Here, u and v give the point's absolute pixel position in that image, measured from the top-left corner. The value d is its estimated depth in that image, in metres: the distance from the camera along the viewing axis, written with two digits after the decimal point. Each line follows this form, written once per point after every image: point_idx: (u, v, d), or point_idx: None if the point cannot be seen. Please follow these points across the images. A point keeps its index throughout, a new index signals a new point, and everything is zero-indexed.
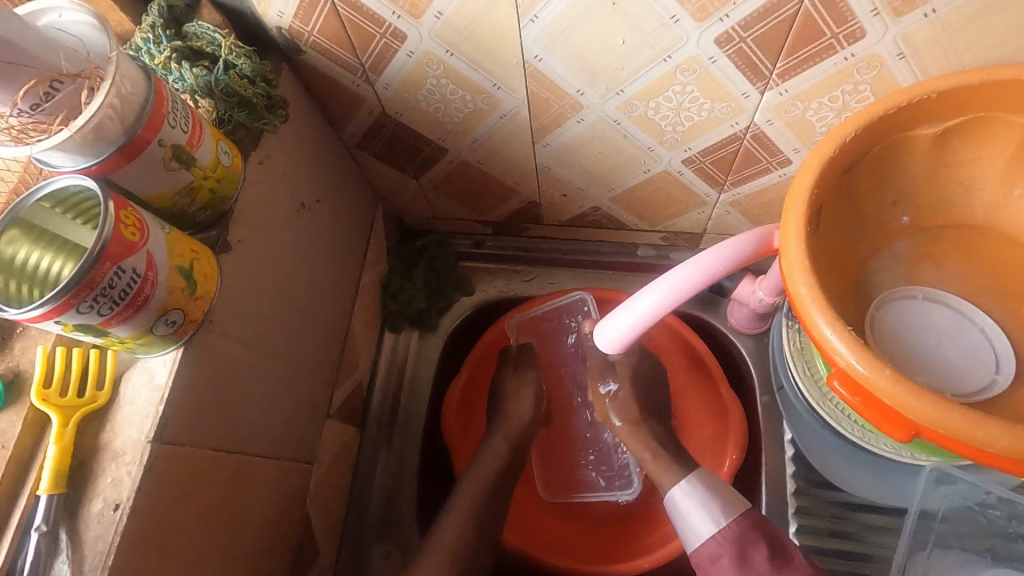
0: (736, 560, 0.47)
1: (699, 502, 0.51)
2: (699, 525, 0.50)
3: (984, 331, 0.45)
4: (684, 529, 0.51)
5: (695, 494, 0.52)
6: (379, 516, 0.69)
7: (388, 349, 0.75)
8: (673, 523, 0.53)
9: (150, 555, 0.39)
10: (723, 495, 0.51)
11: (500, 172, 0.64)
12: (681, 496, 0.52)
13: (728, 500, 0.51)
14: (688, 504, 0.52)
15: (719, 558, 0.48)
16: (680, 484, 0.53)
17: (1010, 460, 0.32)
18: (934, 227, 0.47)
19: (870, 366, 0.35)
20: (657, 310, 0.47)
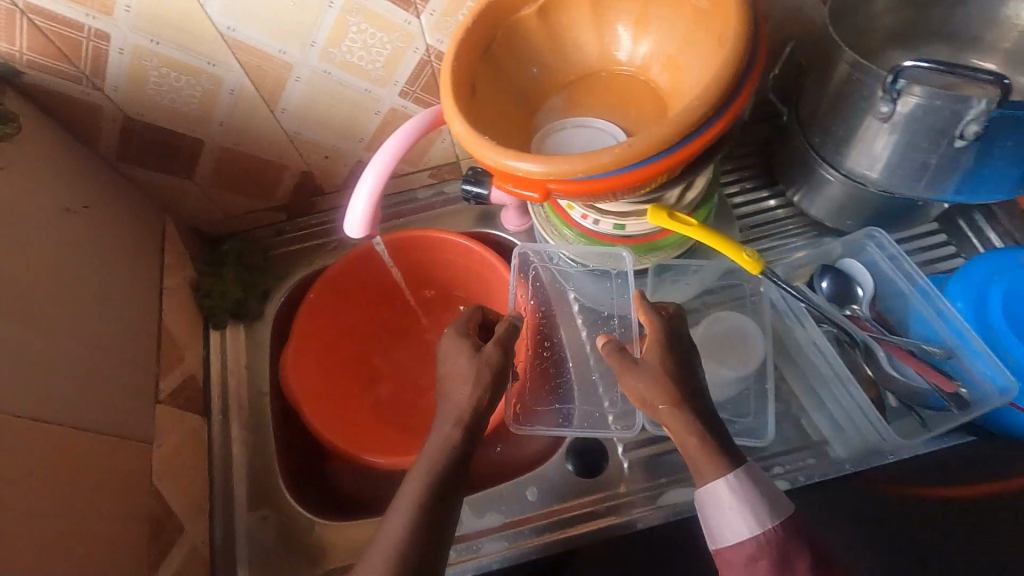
0: (776, 561, 0.50)
1: (743, 503, 0.52)
2: (739, 528, 0.52)
3: (604, 129, 0.60)
4: (719, 520, 0.53)
5: (739, 492, 0.52)
6: (249, 488, 0.73)
7: (217, 344, 0.80)
8: (710, 519, 0.53)
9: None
10: (766, 499, 0.52)
11: (259, 150, 0.74)
12: (726, 491, 0.53)
13: (774, 504, 0.52)
14: (733, 504, 0.52)
15: (754, 561, 0.50)
16: (726, 478, 0.53)
17: (593, 180, 0.47)
18: (570, 82, 0.64)
19: (501, 154, 0.49)
20: (376, 186, 0.57)
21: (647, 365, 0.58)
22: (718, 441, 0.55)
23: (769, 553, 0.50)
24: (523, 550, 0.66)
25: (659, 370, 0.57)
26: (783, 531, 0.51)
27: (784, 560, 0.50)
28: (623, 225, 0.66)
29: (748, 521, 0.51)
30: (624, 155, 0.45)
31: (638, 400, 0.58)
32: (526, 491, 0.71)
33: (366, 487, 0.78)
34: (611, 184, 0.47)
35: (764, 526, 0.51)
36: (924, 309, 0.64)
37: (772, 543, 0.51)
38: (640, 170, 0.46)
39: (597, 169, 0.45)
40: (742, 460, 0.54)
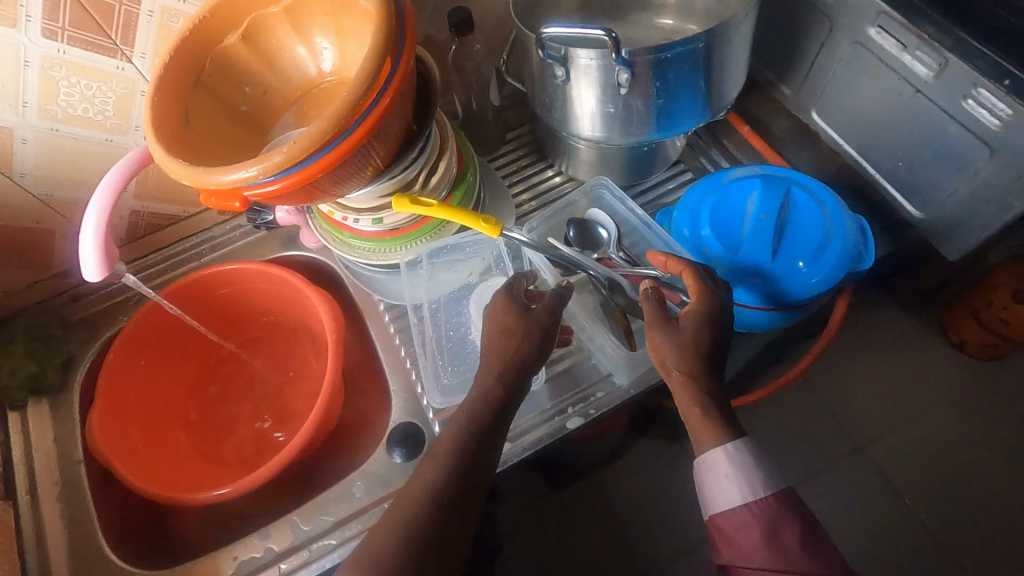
0: (764, 530, 0.59)
1: (736, 473, 0.61)
2: (733, 495, 0.61)
3: None
4: (716, 485, 0.62)
5: (734, 463, 0.61)
6: (70, 561, 0.71)
7: (17, 425, 0.77)
8: (708, 482, 0.62)
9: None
10: (762, 475, 0.61)
11: (16, 220, 0.73)
12: (722, 461, 0.61)
13: (768, 479, 0.61)
14: (725, 472, 0.61)
15: (747, 527, 0.59)
16: (726, 448, 0.61)
17: (277, 180, 0.51)
18: (297, 98, 0.68)
19: (192, 173, 0.52)
20: (100, 223, 0.58)
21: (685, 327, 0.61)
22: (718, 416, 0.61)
23: (762, 520, 0.59)
24: (351, 542, 0.70)
25: (688, 336, 0.61)
26: (779, 500, 0.60)
27: (772, 531, 0.58)
28: (381, 218, 0.71)
29: (742, 491, 0.60)
30: (295, 154, 0.50)
31: (659, 360, 0.62)
32: (354, 488, 0.73)
33: (209, 530, 0.79)
34: (297, 181, 0.52)
35: (758, 494, 0.60)
36: (654, 237, 0.75)
37: (764, 513, 0.60)
38: (317, 164, 0.51)
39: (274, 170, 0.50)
40: (742, 434, 0.61)
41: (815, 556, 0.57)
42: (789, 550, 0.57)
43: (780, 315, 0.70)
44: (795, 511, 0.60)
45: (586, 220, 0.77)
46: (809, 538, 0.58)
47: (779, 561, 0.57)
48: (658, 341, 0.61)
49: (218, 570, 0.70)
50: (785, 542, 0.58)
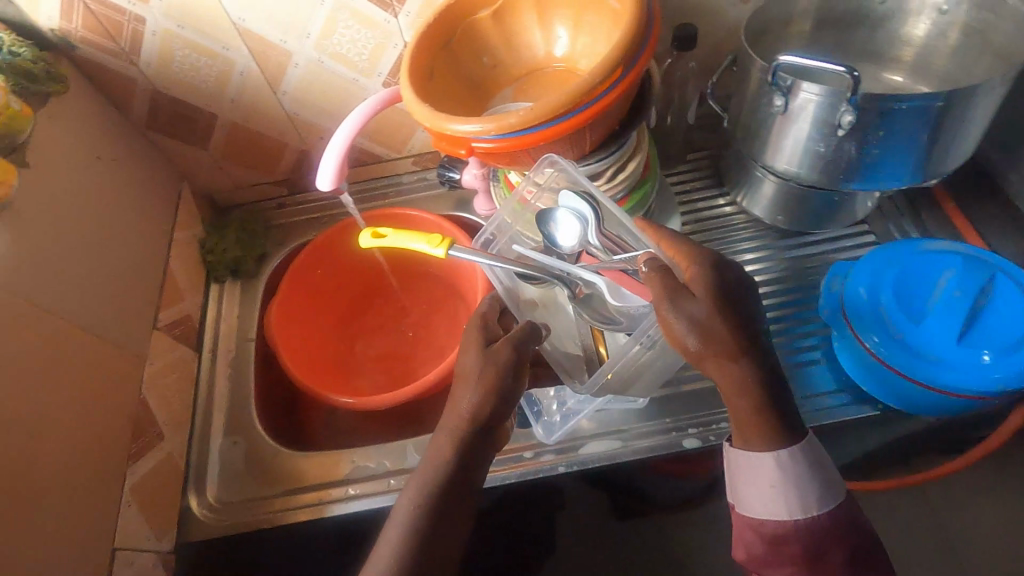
0: (808, 551, 0.54)
1: (790, 485, 0.54)
2: (777, 508, 0.55)
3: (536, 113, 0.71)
4: (750, 489, 0.56)
5: (790, 476, 0.54)
6: (227, 416, 0.83)
7: (215, 293, 0.92)
8: (741, 485, 0.56)
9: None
10: (819, 486, 0.55)
11: (266, 128, 0.87)
12: (773, 470, 0.54)
13: (826, 490, 0.55)
14: (772, 484, 0.55)
15: (787, 540, 0.55)
16: (781, 456, 0.54)
17: (503, 140, 0.58)
18: (521, 76, 0.75)
19: (438, 117, 0.60)
20: (343, 145, 0.68)
21: (700, 301, 0.54)
22: (772, 415, 0.54)
23: (806, 540, 0.54)
24: None
25: (701, 313, 0.53)
26: (829, 518, 0.55)
27: (818, 554, 0.54)
28: None
29: (790, 504, 0.55)
30: (531, 117, 0.56)
31: (679, 344, 0.54)
32: None
33: (336, 434, 0.89)
34: (522, 143, 0.57)
35: (808, 511, 0.54)
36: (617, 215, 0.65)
37: (809, 532, 0.54)
38: (543, 133, 0.57)
39: (507, 128, 0.56)
40: (803, 435, 0.55)
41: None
42: (831, 574, 0.54)
43: (956, 404, 0.64)
44: (850, 528, 0.55)
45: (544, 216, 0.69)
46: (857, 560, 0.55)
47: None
48: (676, 320, 0.53)
49: (337, 467, 0.78)
50: (829, 566, 0.54)
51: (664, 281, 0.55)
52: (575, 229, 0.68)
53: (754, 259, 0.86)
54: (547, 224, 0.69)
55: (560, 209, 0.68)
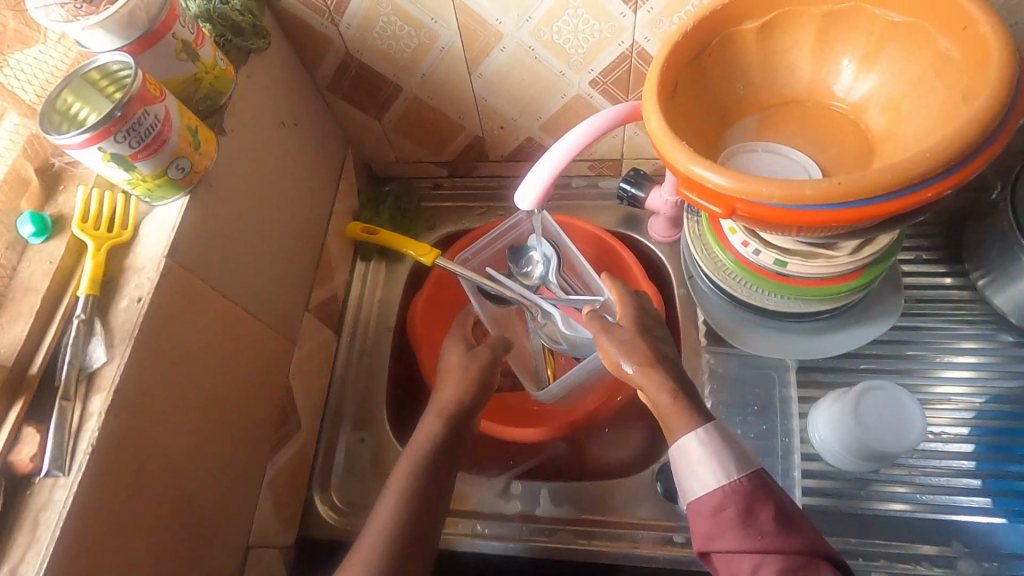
0: (738, 510, 0.52)
1: (712, 453, 0.55)
2: (706, 480, 0.54)
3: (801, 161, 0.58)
4: (686, 474, 0.55)
5: (708, 444, 0.55)
6: (358, 408, 0.79)
7: (361, 272, 0.87)
8: (679, 471, 0.56)
9: (161, 359, 0.49)
10: (736, 452, 0.55)
11: (447, 108, 0.79)
12: (692, 443, 0.55)
13: (742, 458, 0.54)
14: (700, 454, 0.55)
15: (721, 509, 0.53)
16: (695, 430, 0.55)
17: (784, 210, 0.45)
18: (772, 105, 0.61)
19: (697, 161, 0.48)
20: (560, 162, 0.59)
21: (625, 332, 0.63)
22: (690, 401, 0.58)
23: (736, 502, 0.52)
24: (591, 548, 0.68)
25: (632, 338, 0.62)
26: (752, 482, 0.53)
27: (749, 512, 0.52)
28: (785, 262, 0.63)
29: (716, 471, 0.54)
30: (832, 191, 0.43)
31: (614, 363, 0.61)
32: (607, 496, 0.71)
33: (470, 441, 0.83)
34: (807, 219, 0.45)
35: (730, 475, 0.53)
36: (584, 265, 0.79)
37: (738, 493, 0.53)
38: (840, 213, 0.44)
39: (796, 199, 0.44)
40: (712, 420, 0.57)
41: (793, 539, 0.50)
42: (764, 529, 0.51)
43: None
44: (771, 494, 0.53)
45: (518, 251, 0.82)
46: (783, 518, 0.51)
47: (754, 539, 0.50)
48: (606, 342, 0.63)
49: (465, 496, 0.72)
50: (760, 522, 0.51)
51: (597, 321, 0.65)
52: (537, 266, 0.81)
53: (976, 364, 0.73)
54: (520, 261, 0.82)
55: (529, 249, 0.82)
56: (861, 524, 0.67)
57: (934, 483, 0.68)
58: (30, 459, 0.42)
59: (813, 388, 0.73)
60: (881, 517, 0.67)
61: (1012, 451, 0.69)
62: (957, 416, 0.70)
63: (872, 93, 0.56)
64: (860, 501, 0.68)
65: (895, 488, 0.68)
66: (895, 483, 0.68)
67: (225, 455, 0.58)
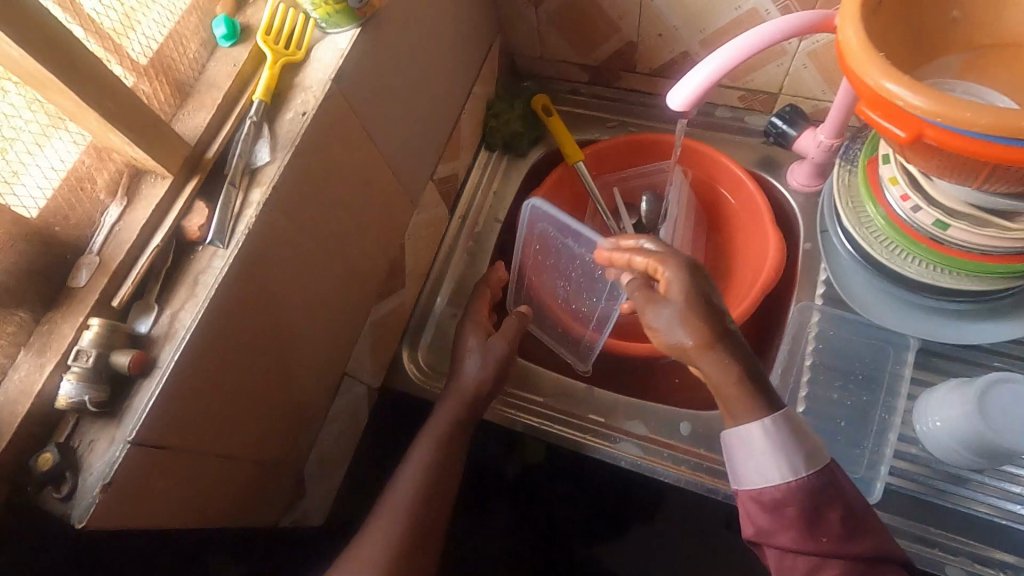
0: (802, 512, 0.49)
1: (779, 450, 0.50)
2: (767, 472, 0.51)
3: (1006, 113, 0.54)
4: (743, 462, 0.52)
5: (774, 440, 0.50)
6: (455, 287, 0.83)
7: (482, 160, 0.89)
8: (735, 451, 0.52)
9: (312, 175, 0.53)
10: (808, 448, 0.50)
11: (609, 4, 0.76)
12: (758, 437, 0.51)
13: (812, 454, 0.51)
14: (767, 450, 0.51)
15: (782, 507, 0.50)
16: (761, 423, 0.51)
17: (988, 144, 0.40)
18: (984, 46, 0.54)
19: (892, 76, 0.43)
20: (723, 66, 0.55)
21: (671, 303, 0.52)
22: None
23: (800, 502, 0.50)
24: (655, 466, 0.69)
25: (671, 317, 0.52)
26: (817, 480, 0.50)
27: (813, 514, 0.49)
28: (947, 225, 0.57)
29: (786, 470, 0.50)
30: None
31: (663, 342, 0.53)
32: (680, 424, 0.70)
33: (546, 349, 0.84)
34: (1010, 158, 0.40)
35: (798, 474, 0.50)
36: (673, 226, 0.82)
37: (803, 491, 0.50)
38: None
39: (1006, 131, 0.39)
40: (782, 406, 0.51)
41: (856, 549, 0.48)
42: (829, 533, 0.48)
43: None
44: (835, 494, 0.50)
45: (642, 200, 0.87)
46: (849, 523, 0.49)
47: (814, 544, 0.48)
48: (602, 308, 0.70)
49: (540, 388, 0.75)
50: (827, 525, 0.49)
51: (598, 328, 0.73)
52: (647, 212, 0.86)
53: None
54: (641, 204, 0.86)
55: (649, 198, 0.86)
56: (954, 520, 0.63)
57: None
58: (199, 227, 0.47)
59: (933, 373, 0.68)
60: (984, 522, 0.62)
61: None
62: None
63: None
64: (963, 497, 0.63)
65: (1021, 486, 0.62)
66: (1005, 489, 0.63)
67: (341, 286, 0.62)
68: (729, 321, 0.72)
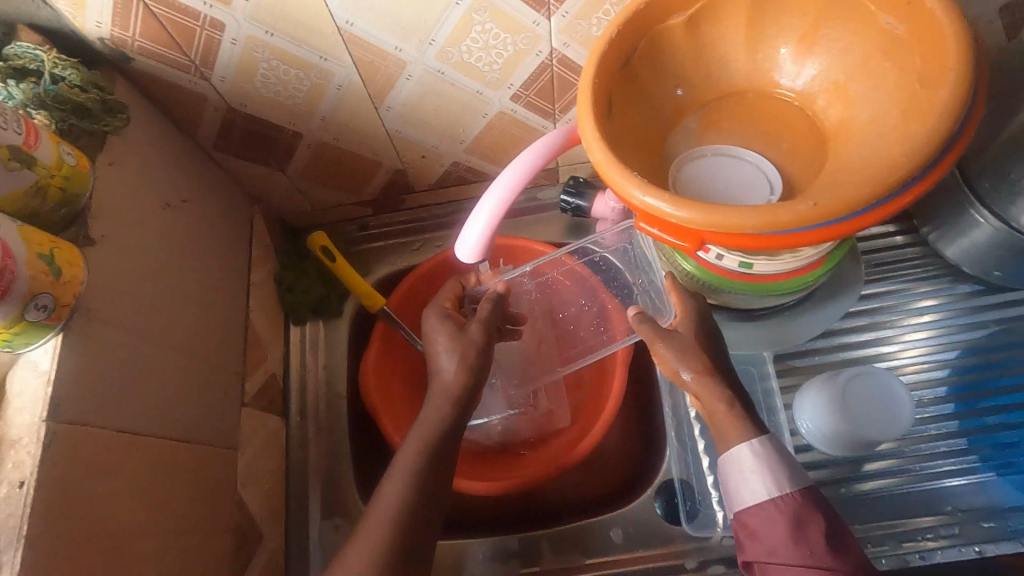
0: (791, 527, 0.49)
1: (764, 466, 0.52)
2: (755, 488, 0.52)
3: (758, 165, 0.54)
4: (736, 482, 0.53)
5: (762, 457, 0.52)
6: (324, 493, 0.72)
7: (296, 339, 0.78)
8: (727, 475, 0.54)
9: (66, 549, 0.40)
10: (791, 465, 0.52)
11: (357, 146, 0.70)
12: (746, 455, 0.53)
13: (795, 472, 0.52)
14: (750, 468, 0.52)
15: (773, 524, 0.50)
16: (749, 442, 0.53)
17: (764, 237, 0.41)
18: (710, 102, 0.56)
19: (655, 196, 0.43)
20: (496, 210, 0.52)
21: (683, 335, 0.60)
22: (746, 411, 0.55)
23: (787, 514, 0.50)
24: None
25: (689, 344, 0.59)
26: (804, 497, 0.51)
27: (800, 524, 0.49)
28: (751, 263, 0.59)
29: (770, 487, 0.51)
30: (809, 215, 0.39)
31: (669, 370, 0.59)
32: (610, 531, 0.67)
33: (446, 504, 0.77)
34: (788, 242, 0.41)
35: (783, 488, 0.51)
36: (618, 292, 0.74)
37: (790, 508, 0.50)
38: (818, 233, 0.40)
39: (774, 226, 0.39)
40: (765, 431, 0.54)
41: (843, 564, 0.47)
42: (816, 546, 0.48)
43: None
44: (822, 510, 0.50)
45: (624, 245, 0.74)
46: (835, 535, 0.49)
47: (804, 557, 0.48)
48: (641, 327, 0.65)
49: (459, 564, 0.67)
50: (812, 539, 0.48)
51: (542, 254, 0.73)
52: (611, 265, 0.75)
53: (955, 321, 0.72)
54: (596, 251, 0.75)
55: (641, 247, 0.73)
56: (863, 506, 0.67)
57: (931, 447, 0.68)
58: None
59: (792, 375, 0.72)
60: (886, 496, 0.67)
61: (987, 388, 0.70)
62: (935, 377, 0.71)
63: (816, 79, 0.52)
64: (866, 480, 0.67)
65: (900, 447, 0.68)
66: (893, 456, 0.68)
67: None
68: (608, 417, 0.70)
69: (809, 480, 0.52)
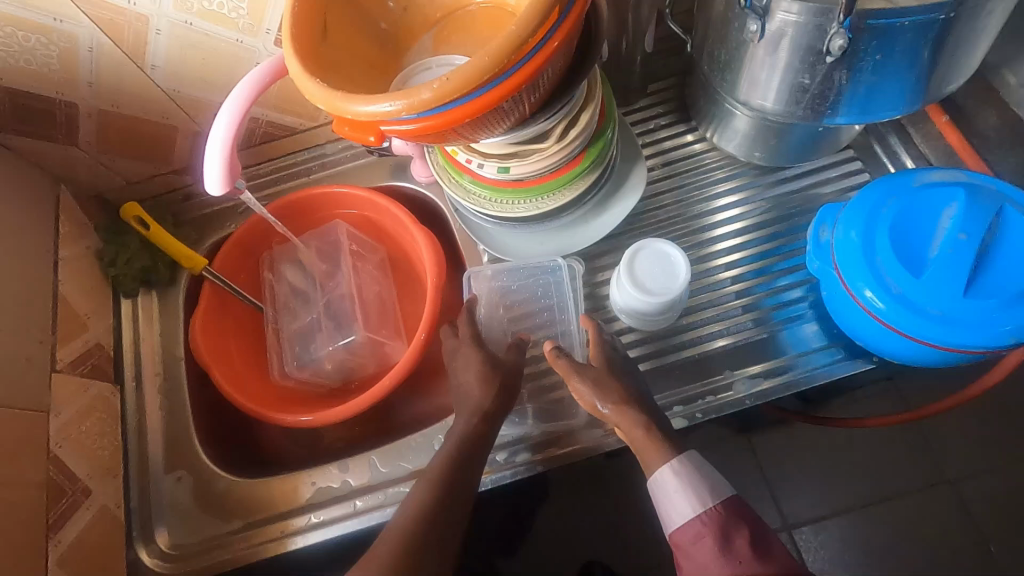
0: (716, 538, 0.53)
1: (687, 484, 0.57)
2: (682, 508, 0.56)
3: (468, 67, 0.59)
4: (668, 507, 0.57)
5: (683, 475, 0.57)
6: (163, 450, 0.74)
7: (126, 313, 0.80)
8: (658, 501, 0.58)
9: None
10: (712, 482, 0.57)
11: (141, 112, 0.72)
12: (669, 476, 0.57)
13: (714, 487, 0.57)
14: (675, 488, 0.57)
15: (702, 538, 0.54)
16: (669, 463, 0.57)
17: (420, 119, 0.46)
18: (440, 20, 0.61)
19: (330, 95, 0.47)
20: (230, 134, 0.55)
21: (595, 370, 0.63)
22: (662, 433, 0.60)
23: (714, 528, 0.54)
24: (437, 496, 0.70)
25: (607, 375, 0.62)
26: (727, 509, 0.55)
27: (725, 537, 0.54)
28: (507, 168, 0.65)
29: (695, 503, 0.56)
30: (442, 92, 0.44)
31: (588, 405, 0.62)
32: (436, 439, 0.72)
33: (294, 443, 0.81)
34: (441, 122, 0.46)
35: (707, 503, 0.56)
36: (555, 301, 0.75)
37: (715, 520, 0.55)
38: (463, 112, 0.46)
39: (417, 106, 0.44)
40: (685, 450, 0.59)
41: (771, 567, 0.51)
42: (742, 555, 0.52)
43: (949, 356, 0.59)
44: (746, 520, 0.55)
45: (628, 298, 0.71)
46: (759, 543, 0.53)
47: (732, 568, 0.51)
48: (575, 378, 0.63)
49: (298, 492, 0.71)
50: (739, 550, 0.52)
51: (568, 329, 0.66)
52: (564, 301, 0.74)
53: (735, 202, 0.79)
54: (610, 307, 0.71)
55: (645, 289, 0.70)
56: (666, 376, 0.72)
57: (723, 314, 0.74)
58: None
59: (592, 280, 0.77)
60: (687, 364, 0.73)
61: (766, 255, 0.77)
62: (724, 252, 0.77)
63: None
64: (670, 353, 0.73)
65: (696, 319, 0.75)
66: (695, 328, 0.74)
67: None
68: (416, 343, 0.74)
69: (730, 488, 0.57)
